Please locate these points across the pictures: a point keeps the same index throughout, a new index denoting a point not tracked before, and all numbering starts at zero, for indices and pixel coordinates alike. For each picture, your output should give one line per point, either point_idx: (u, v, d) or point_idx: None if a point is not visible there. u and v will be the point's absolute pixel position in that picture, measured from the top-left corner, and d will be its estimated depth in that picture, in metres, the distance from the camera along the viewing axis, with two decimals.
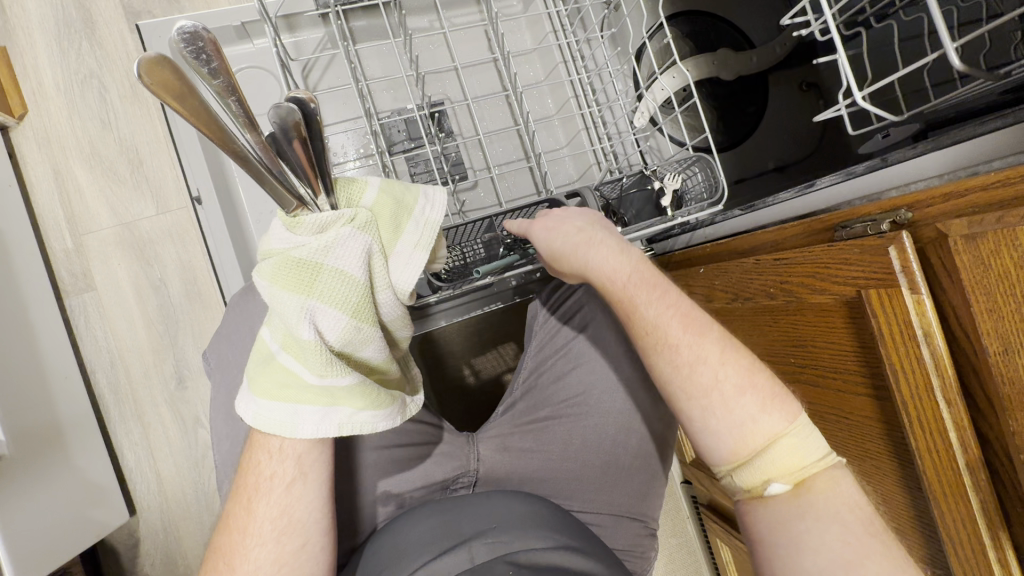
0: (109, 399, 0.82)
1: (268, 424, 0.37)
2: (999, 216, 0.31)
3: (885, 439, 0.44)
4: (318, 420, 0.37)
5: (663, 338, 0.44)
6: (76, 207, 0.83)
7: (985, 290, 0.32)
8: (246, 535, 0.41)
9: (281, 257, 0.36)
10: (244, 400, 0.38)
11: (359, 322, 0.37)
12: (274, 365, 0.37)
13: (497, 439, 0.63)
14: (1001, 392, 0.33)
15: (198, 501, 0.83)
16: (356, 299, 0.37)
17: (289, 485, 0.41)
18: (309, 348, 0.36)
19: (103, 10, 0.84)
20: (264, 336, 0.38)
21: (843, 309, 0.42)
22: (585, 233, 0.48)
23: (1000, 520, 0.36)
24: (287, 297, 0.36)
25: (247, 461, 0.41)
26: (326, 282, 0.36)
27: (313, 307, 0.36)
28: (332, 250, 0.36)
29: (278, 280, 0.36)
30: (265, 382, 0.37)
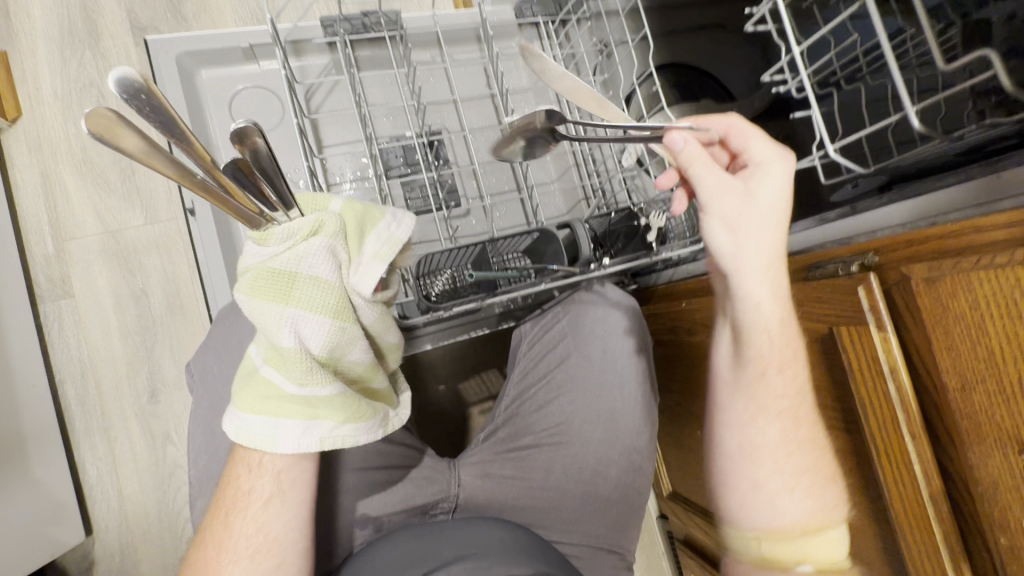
0: (76, 411, 0.79)
1: (249, 439, 0.37)
2: (955, 262, 0.34)
3: (854, 474, 0.45)
4: (299, 434, 0.37)
5: (792, 407, 0.48)
6: (61, 212, 0.82)
7: (946, 330, 0.35)
8: (221, 551, 0.40)
9: (256, 269, 0.36)
10: (229, 416, 0.38)
11: (342, 323, 0.38)
12: (258, 376, 0.38)
13: (478, 465, 0.63)
14: (960, 425, 0.35)
15: (161, 521, 0.79)
16: (334, 301, 0.37)
17: (266, 502, 0.39)
18: (290, 357, 0.36)
19: (111, 25, 0.87)
20: (251, 351, 0.39)
21: (817, 346, 0.45)
22: (771, 230, 0.45)
23: (962, 552, 0.37)
24: (266, 306, 0.36)
25: (227, 474, 0.40)
26: (299, 288, 0.36)
27: (292, 315, 0.36)
28: (304, 259, 0.36)
29: (256, 292, 0.36)
30: (248, 396, 0.37)
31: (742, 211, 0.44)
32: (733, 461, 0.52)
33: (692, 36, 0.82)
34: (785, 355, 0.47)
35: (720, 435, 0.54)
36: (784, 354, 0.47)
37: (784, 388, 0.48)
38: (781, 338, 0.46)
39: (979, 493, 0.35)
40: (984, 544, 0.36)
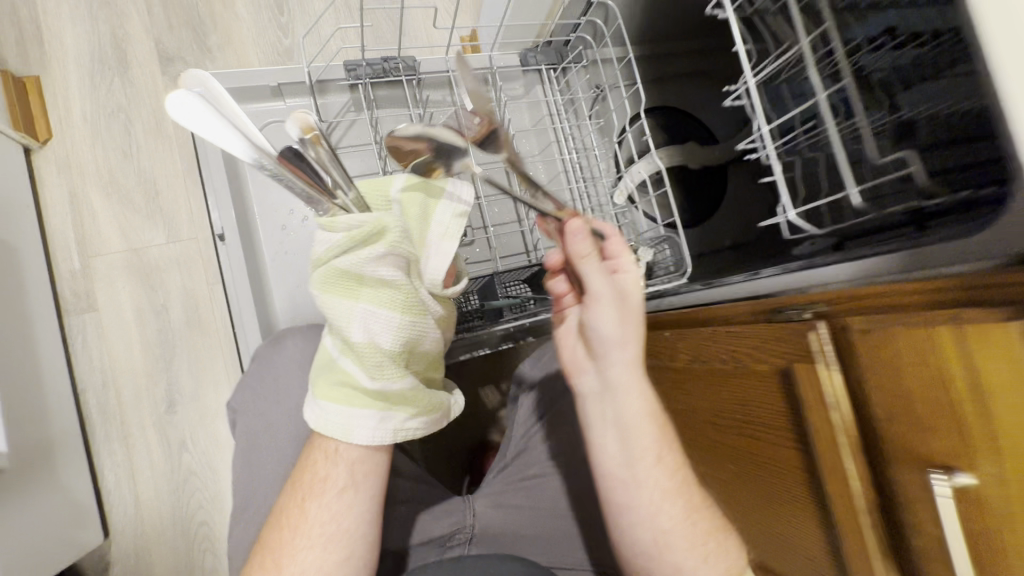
0: (97, 420, 0.83)
1: (328, 426, 0.46)
2: (883, 318, 0.42)
3: (806, 491, 0.52)
4: (374, 426, 0.45)
5: (675, 483, 0.53)
6: (87, 230, 0.87)
7: (877, 371, 0.43)
8: (297, 535, 0.47)
9: (327, 267, 0.43)
10: (311, 405, 0.46)
11: (410, 317, 0.45)
12: (335, 372, 0.46)
13: (492, 496, 0.68)
14: (888, 449, 0.43)
15: (175, 525, 0.84)
16: (400, 299, 0.44)
17: (341, 492, 0.47)
18: (366, 353, 0.44)
19: (139, 55, 0.92)
20: (328, 343, 0.47)
21: (776, 379, 0.52)
22: (635, 331, 0.51)
23: (891, 556, 0.45)
24: (338, 302, 0.43)
25: (305, 463, 0.48)
26: (368, 290, 0.43)
27: (362, 310, 0.44)
28: (367, 265, 0.42)
29: (329, 288, 0.43)
30: (328, 388, 0.45)
31: (621, 314, 0.50)
32: (652, 560, 0.54)
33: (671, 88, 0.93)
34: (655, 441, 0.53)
35: (630, 536, 0.55)
36: (660, 440, 0.54)
37: (667, 479, 0.53)
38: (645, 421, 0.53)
39: (902, 506, 0.43)
40: (906, 549, 0.44)
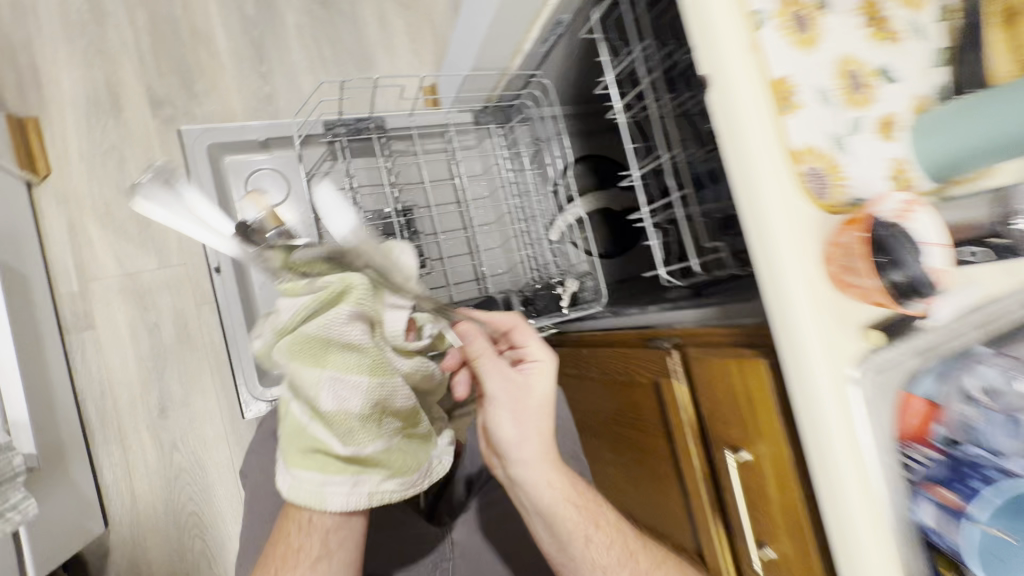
0: (96, 424, 0.95)
1: (299, 494, 0.52)
2: (706, 349, 0.62)
3: (671, 469, 0.73)
4: (347, 491, 0.52)
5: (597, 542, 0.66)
6: (85, 257, 0.98)
7: (703, 385, 0.63)
8: None
9: (297, 334, 0.52)
10: (285, 475, 0.53)
11: (376, 378, 0.53)
12: (309, 443, 0.52)
13: (468, 525, 0.81)
14: (710, 436, 0.64)
15: (168, 513, 0.97)
16: (366, 361, 0.53)
17: (315, 561, 0.57)
18: (336, 418, 0.51)
19: (131, 98, 1.03)
20: (295, 410, 0.52)
21: (650, 389, 0.73)
22: (532, 423, 0.64)
23: (717, 508, 0.66)
24: (308, 370, 0.51)
25: (281, 536, 0.58)
26: (334, 358, 0.51)
27: (329, 375, 0.51)
28: (332, 325, 0.51)
29: (299, 356, 0.51)
30: (301, 458, 0.52)
31: (524, 406, 0.64)
32: None
33: (598, 139, 1.06)
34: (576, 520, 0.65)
35: None
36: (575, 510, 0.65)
37: (605, 550, 0.66)
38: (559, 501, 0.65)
39: (720, 475, 0.64)
40: (725, 503, 0.65)
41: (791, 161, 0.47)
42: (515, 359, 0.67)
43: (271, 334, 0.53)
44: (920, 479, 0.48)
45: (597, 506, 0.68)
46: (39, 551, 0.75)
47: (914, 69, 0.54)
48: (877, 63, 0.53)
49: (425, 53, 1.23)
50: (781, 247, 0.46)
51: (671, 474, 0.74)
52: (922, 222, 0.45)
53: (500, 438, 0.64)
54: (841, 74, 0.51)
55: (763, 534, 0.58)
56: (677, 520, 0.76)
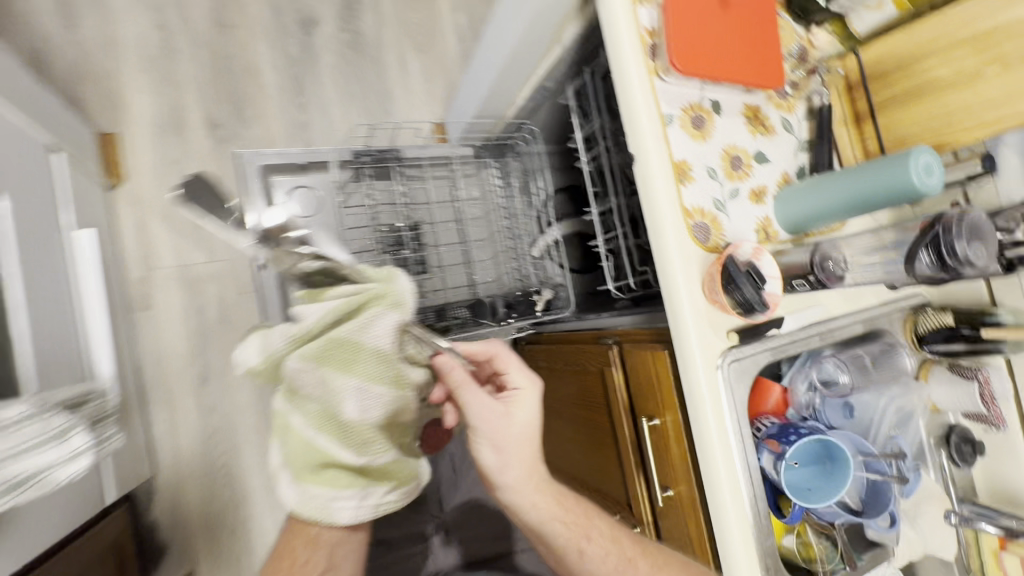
0: (150, 387, 1.15)
1: (309, 506, 0.58)
2: (635, 345, 0.84)
3: (609, 438, 0.95)
4: (354, 501, 0.60)
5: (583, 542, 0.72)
6: (148, 249, 1.19)
7: (633, 372, 0.85)
8: None
9: (330, 340, 0.57)
10: (290, 490, 0.59)
11: (397, 390, 0.61)
12: (318, 462, 0.59)
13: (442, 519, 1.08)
14: (637, 411, 0.86)
15: (203, 464, 1.17)
16: (389, 370, 0.60)
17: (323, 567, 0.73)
18: (354, 430, 0.59)
19: (192, 120, 1.25)
20: (305, 425, 0.59)
21: (598, 376, 0.95)
22: (517, 442, 0.68)
23: (640, 466, 0.88)
24: (337, 374, 0.58)
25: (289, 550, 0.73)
26: (364, 362, 0.58)
27: (357, 382, 0.58)
28: (367, 331, 0.58)
29: (331, 361, 0.57)
30: (311, 471, 0.59)
31: (506, 431, 0.66)
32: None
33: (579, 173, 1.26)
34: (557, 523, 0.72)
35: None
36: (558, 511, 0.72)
37: (601, 559, 0.71)
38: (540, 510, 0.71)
39: (642, 440, 0.86)
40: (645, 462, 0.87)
41: (683, 216, 0.70)
42: (508, 385, 0.69)
43: (287, 343, 0.57)
44: (764, 435, 0.73)
45: (587, 519, 0.74)
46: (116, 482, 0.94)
47: (782, 155, 0.78)
48: (754, 150, 0.76)
49: (436, 93, 1.46)
50: (673, 275, 0.69)
51: (609, 443, 0.96)
52: (766, 262, 0.70)
53: (484, 462, 0.69)
54: (726, 158, 0.74)
55: (668, 482, 0.80)
56: (613, 481, 0.98)
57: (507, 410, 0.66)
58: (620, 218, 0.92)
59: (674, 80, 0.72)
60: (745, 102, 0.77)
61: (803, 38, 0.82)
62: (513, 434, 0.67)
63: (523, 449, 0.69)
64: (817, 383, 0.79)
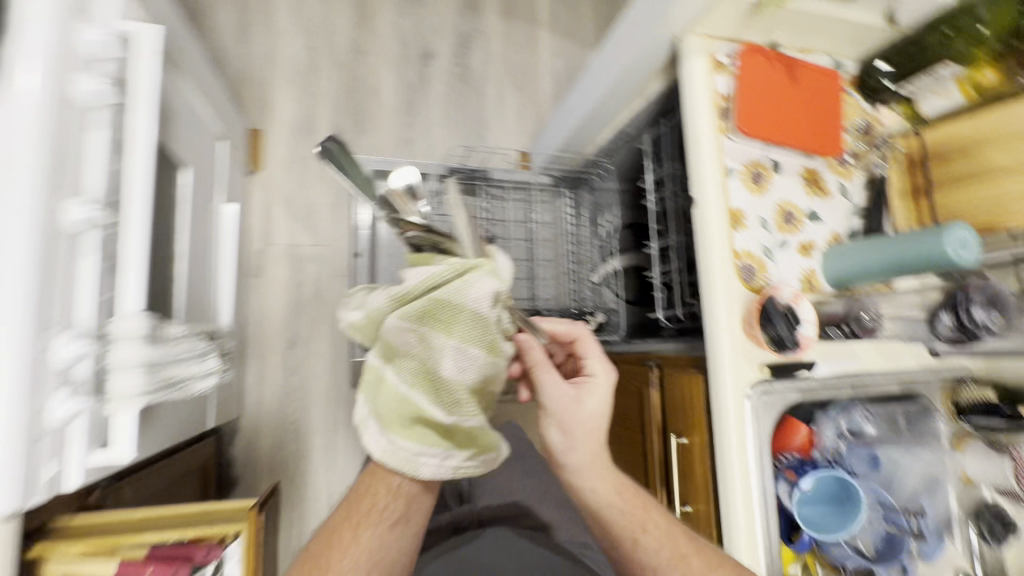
0: (250, 342, 1.36)
1: (396, 457, 0.58)
2: (671, 368, 0.94)
3: (638, 452, 1.04)
4: (439, 460, 0.59)
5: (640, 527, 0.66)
6: (269, 228, 1.41)
7: (666, 393, 0.94)
8: (344, 554, 0.65)
9: (431, 301, 0.59)
10: (379, 437, 0.59)
11: (492, 356, 0.61)
12: (409, 415, 0.58)
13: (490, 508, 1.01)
14: (664, 427, 0.95)
15: (279, 415, 1.35)
16: (486, 335, 0.60)
17: (393, 523, 0.67)
18: (449, 391, 0.59)
19: (321, 127, 1.49)
20: (399, 380, 0.59)
21: (635, 394, 1.04)
22: (588, 421, 0.69)
23: (661, 481, 0.96)
24: (437, 334, 0.59)
25: (362, 494, 0.67)
26: (462, 326, 0.59)
27: (455, 343, 0.59)
28: (468, 296, 0.59)
29: (432, 321, 0.59)
30: (400, 423, 0.58)
31: (579, 411, 0.68)
32: None
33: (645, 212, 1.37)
34: (615, 497, 0.68)
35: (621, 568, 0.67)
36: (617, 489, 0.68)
37: (656, 551, 0.65)
38: (600, 480, 0.68)
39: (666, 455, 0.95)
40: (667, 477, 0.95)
41: (732, 258, 0.79)
42: (584, 370, 0.71)
43: (388, 301, 0.60)
44: (784, 466, 0.80)
45: (646, 510, 0.68)
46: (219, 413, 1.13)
47: (835, 217, 0.86)
48: (808, 210, 0.84)
49: (526, 125, 1.63)
50: (716, 308, 0.78)
51: (638, 457, 1.05)
52: (805, 308, 0.77)
53: (550, 445, 0.70)
54: (780, 212, 0.83)
55: (684, 495, 0.88)
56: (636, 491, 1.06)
57: (580, 394, 0.68)
58: (676, 255, 1.01)
59: (741, 139, 0.82)
60: (805, 166, 0.86)
61: (869, 115, 0.90)
62: (586, 415, 0.68)
63: (592, 424, 0.69)
64: (846, 431, 0.84)
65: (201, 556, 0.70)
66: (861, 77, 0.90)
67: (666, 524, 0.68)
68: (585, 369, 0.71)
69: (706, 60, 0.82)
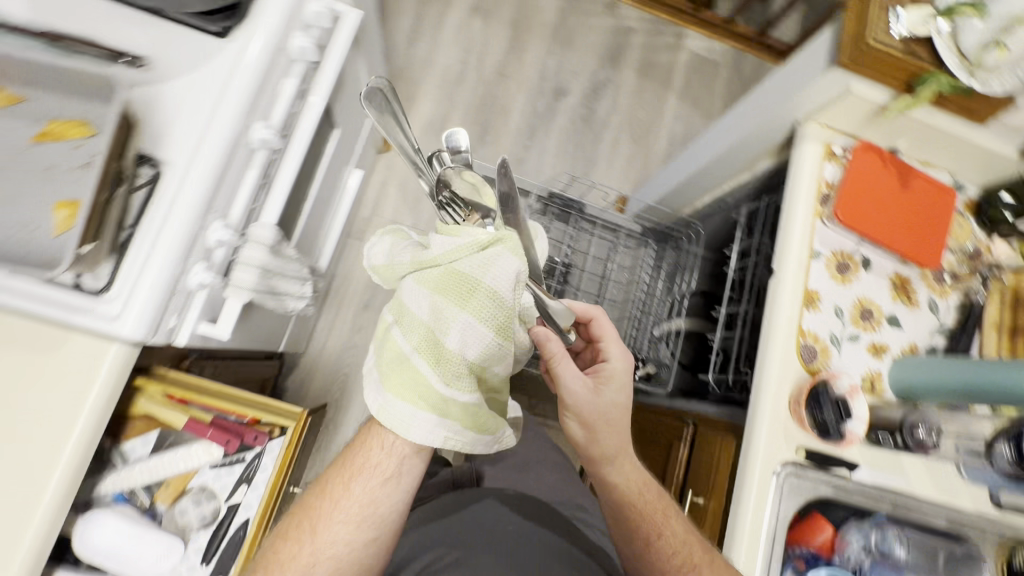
0: (333, 293, 1.51)
1: (390, 415, 0.60)
2: (704, 426, 0.97)
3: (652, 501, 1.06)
4: (431, 428, 0.60)
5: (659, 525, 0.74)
6: (381, 201, 1.59)
7: (696, 447, 0.96)
8: (335, 505, 0.64)
9: (450, 271, 0.61)
10: (377, 393, 0.61)
11: (501, 338, 0.61)
12: (408, 376, 0.60)
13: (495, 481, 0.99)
14: (685, 480, 0.97)
15: (335, 363, 1.48)
16: (500, 317, 0.61)
17: (386, 479, 0.63)
18: (450, 364, 0.60)
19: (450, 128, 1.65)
20: (404, 342, 0.60)
21: (665, 442, 1.07)
22: (615, 416, 0.71)
23: None
24: (451, 305, 0.60)
25: (360, 445, 0.65)
26: (476, 303, 0.60)
27: (467, 318, 0.60)
28: (490, 273, 0.59)
29: (448, 292, 0.60)
30: (399, 384, 0.60)
31: (603, 402, 0.70)
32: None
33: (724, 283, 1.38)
34: (637, 494, 0.74)
35: (633, 557, 0.76)
36: (638, 483, 0.74)
37: (669, 551, 0.72)
38: (624, 477, 0.73)
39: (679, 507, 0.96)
40: None
41: (796, 335, 0.80)
42: (602, 363, 0.72)
43: (412, 265, 0.63)
44: (795, 554, 0.78)
45: (665, 514, 0.75)
46: (290, 341, 1.27)
47: (916, 328, 0.84)
48: (889, 313, 0.84)
49: (631, 174, 1.72)
50: (767, 376, 0.79)
51: None
52: (859, 403, 0.76)
53: (575, 439, 0.72)
54: (857, 306, 0.83)
55: None
56: None
57: (599, 387, 0.69)
58: (742, 324, 1.02)
59: (836, 228, 0.84)
60: (897, 271, 0.86)
61: (980, 241, 0.88)
62: (609, 408, 0.70)
63: (618, 419, 0.71)
64: (873, 547, 0.79)
65: (250, 440, 0.80)
66: (980, 203, 0.89)
67: (683, 529, 0.74)
68: (603, 359, 0.72)
69: (818, 150, 0.86)
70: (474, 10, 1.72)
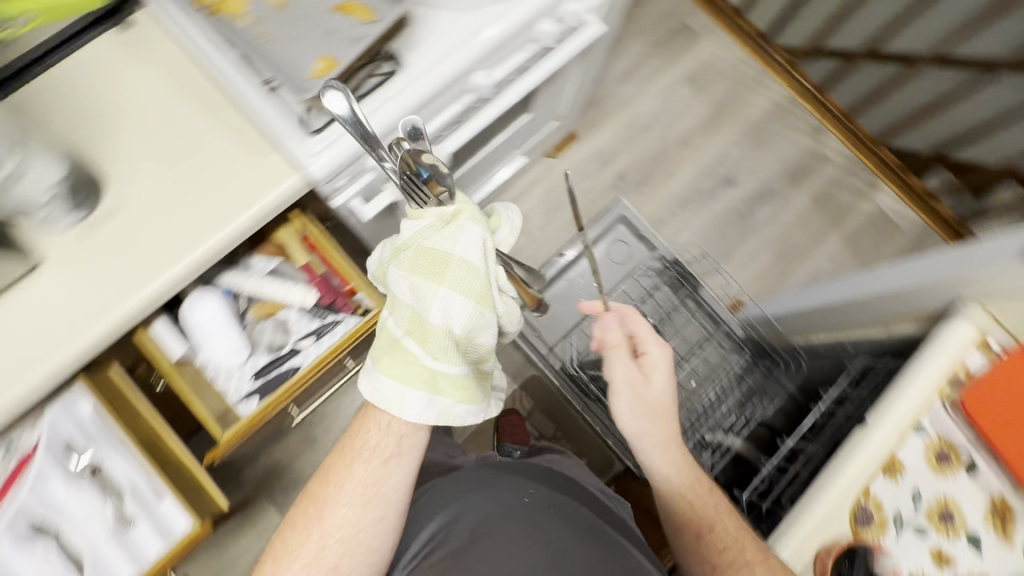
0: None
1: (386, 394, 0.72)
2: None
3: None
4: (421, 404, 0.72)
5: (706, 523, 0.76)
6: (523, 194, 1.70)
7: None
8: (339, 489, 0.73)
9: (418, 249, 0.74)
10: (371, 377, 0.74)
11: (481, 308, 0.74)
12: (401, 359, 0.73)
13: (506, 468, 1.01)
14: None
15: None
16: (475, 286, 0.74)
17: (387, 459, 0.73)
18: (432, 340, 0.72)
19: (614, 165, 1.74)
20: (397, 329, 0.75)
21: None
22: (661, 403, 0.81)
23: None
24: (427, 283, 0.73)
25: (357, 434, 0.75)
26: (449, 276, 0.72)
27: (443, 292, 0.72)
28: (457, 245, 0.72)
29: (422, 271, 0.74)
30: (391, 367, 0.73)
31: (655, 384, 0.81)
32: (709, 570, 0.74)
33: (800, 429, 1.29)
34: (683, 487, 0.78)
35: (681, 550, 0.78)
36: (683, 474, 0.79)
37: (719, 544, 0.74)
38: (667, 472, 0.79)
39: None
40: None
41: (858, 490, 0.76)
42: (642, 351, 0.84)
43: (393, 251, 0.77)
44: None
45: (716, 511, 0.77)
46: None
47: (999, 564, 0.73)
48: (973, 528, 0.75)
49: (757, 285, 1.68)
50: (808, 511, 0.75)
51: None
52: None
53: (626, 431, 0.82)
54: (938, 502, 0.76)
55: None
56: None
57: (645, 373, 0.82)
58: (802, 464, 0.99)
59: (951, 416, 0.79)
60: (1004, 495, 0.76)
61: None
62: (657, 392, 0.81)
63: (661, 408, 0.81)
64: None
65: (338, 304, 0.92)
66: None
67: (733, 526, 0.75)
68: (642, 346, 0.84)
69: (971, 333, 0.83)
70: (687, 79, 1.81)
